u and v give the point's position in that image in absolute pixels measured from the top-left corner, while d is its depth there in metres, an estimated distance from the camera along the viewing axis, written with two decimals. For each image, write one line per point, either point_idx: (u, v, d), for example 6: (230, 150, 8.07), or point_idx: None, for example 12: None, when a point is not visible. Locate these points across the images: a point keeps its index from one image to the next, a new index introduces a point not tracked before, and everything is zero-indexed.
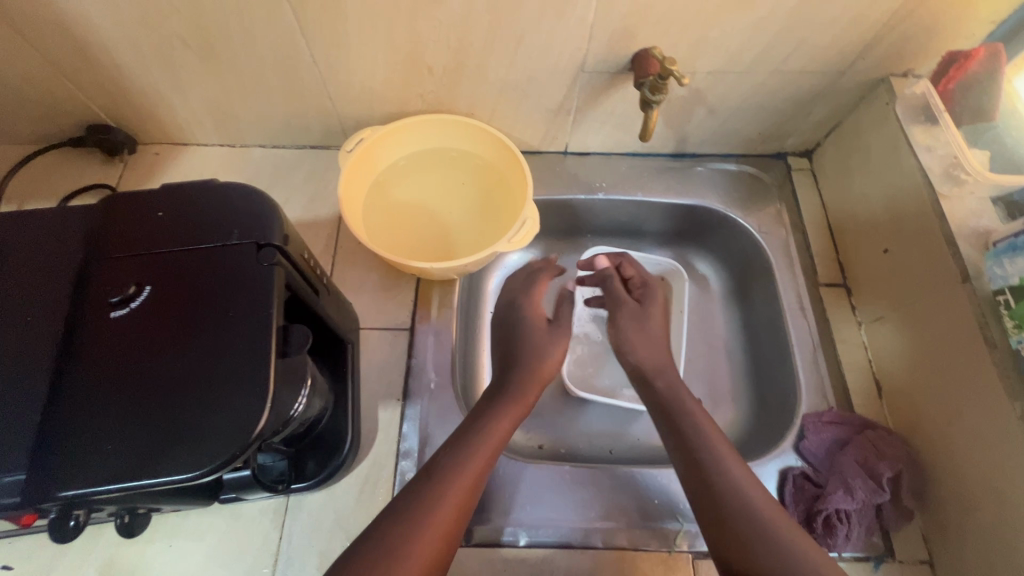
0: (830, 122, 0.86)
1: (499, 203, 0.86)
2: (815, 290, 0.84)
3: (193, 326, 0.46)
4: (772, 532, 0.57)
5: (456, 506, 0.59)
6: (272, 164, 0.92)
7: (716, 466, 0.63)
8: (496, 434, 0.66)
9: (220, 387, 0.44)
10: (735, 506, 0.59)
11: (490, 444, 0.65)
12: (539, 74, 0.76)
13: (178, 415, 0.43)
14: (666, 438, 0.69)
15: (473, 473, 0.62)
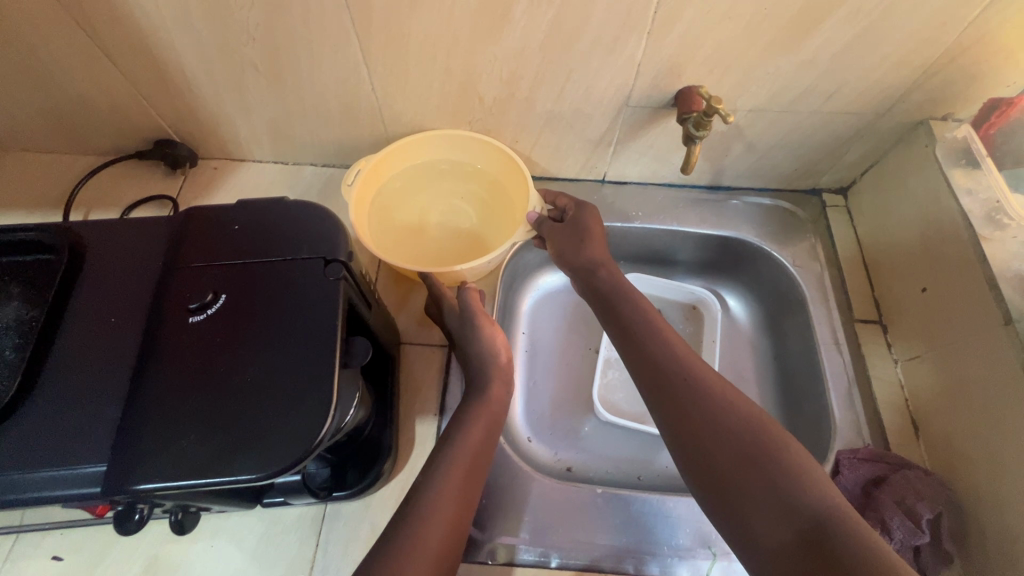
0: (867, 161, 0.88)
1: (497, 203, 0.90)
2: (849, 326, 0.84)
3: (263, 333, 0.49)
4: (732, 421, 0.58)
5: (457, 498, 0.59)
6: (323, 182, 0.96)
7: (693, 387, 0.61)
8: (473, 434, 0.65)
9: (288, 393, 0.47)
10: (693, 399, 0.60)
11: (472, 447, 0.63)
12: (585, 106, 0.79)
13: (247, 417, 0.46)
14: (619, 343, 0.70)
15: (460, 483, 0.60)
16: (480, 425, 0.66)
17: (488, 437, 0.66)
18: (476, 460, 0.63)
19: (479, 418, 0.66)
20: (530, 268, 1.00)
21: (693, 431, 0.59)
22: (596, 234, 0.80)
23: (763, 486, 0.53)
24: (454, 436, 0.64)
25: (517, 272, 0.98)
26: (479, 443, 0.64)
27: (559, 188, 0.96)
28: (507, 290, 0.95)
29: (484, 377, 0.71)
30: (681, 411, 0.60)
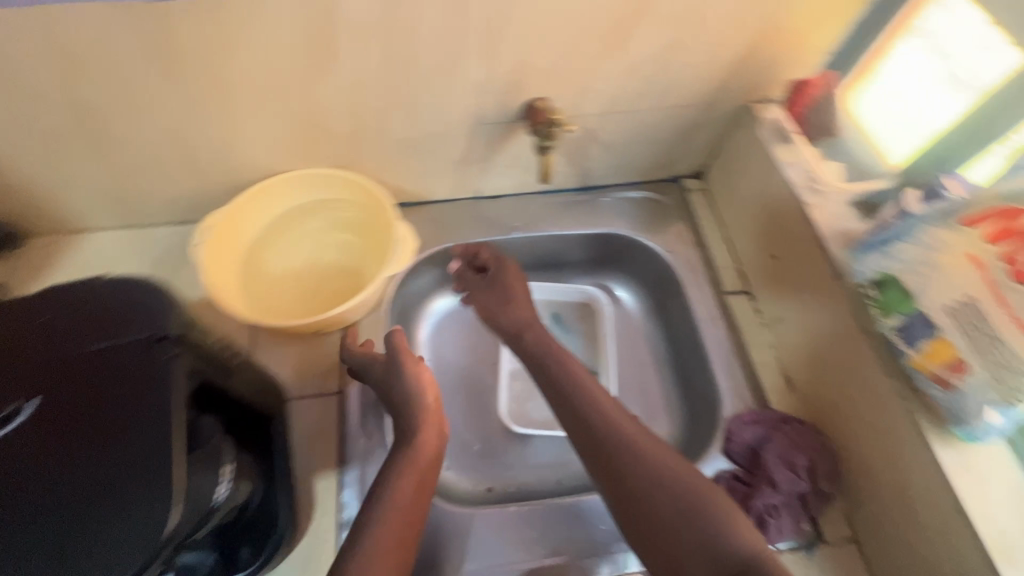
0: (712, 146, 0.95)
1: (368, 236, 0.88)
2: (722, 300, 0.90)
3: (93, 429, 0.44)
4: (670, 483, 0.60)
5: (393, 561, 0.56)
6: (180, 242, 0.88)
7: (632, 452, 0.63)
8: (403, 494, 0.60)
9: (131, 487, 0.42)
10: (634, 467, 0.62)
11: (402, 509, 0.59)
12: (439, 130, 0.79)
13: (83, 526, 0.41)
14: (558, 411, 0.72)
15: (392, 553, 0.56)
16: (411, 480, 0.62)
17: (421, 490, 0.62)
18: (409, 518, 0.59)
19: (409, 473, 0.62)
20: (423, 293, 0.98)
21: (634, 497, 0.61)
22: (518, 290, 0.88)
23: (694, 541, 0.56)
24: (378, 499, 0.59)
25: (408, 301, 0.95)
26: (410, 503, 0.60)
27: (436, 210, 0.95)
28: (399, 321, 0.93)
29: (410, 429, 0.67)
30: (618, 473, 0.62)
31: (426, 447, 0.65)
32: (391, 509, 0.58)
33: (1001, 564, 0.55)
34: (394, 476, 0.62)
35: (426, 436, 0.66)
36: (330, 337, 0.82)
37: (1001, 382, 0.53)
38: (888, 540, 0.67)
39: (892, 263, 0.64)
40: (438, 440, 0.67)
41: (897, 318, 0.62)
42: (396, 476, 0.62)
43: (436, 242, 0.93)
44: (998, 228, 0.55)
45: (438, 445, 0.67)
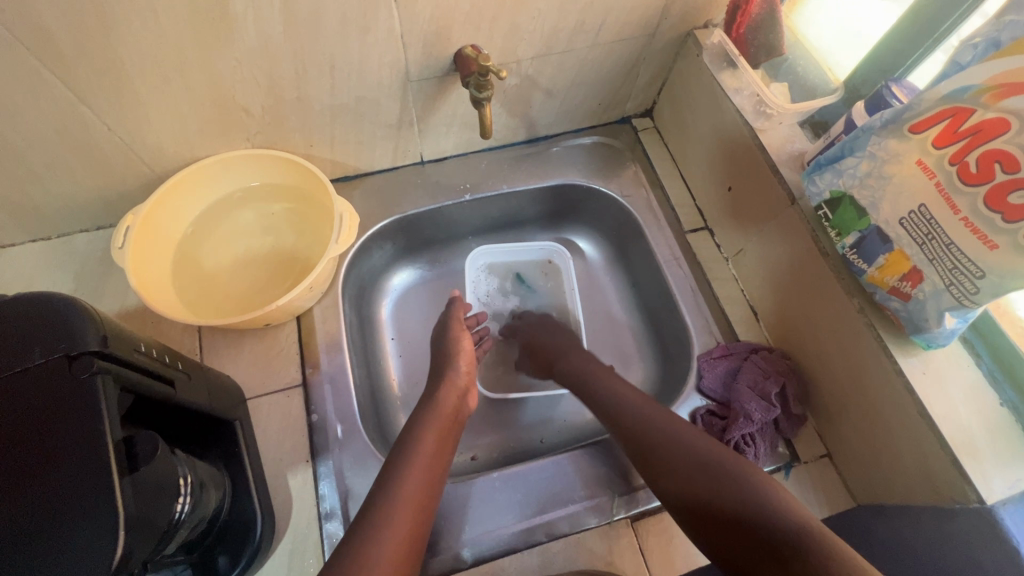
0: (658, 80, 0.91)
1: (309, 215, 0.83)
2: (683, 239, 0.89)
3: (22, 463, 0.40)
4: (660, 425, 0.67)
5: (420, 485, 0.59)
6: (102, 249, 0.80)
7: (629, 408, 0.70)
8: (427, 442, 0.64)
9: (74, 520, 0.39)
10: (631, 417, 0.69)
11: (429, 452, 0.63)
12: (367, 92, 0.73)
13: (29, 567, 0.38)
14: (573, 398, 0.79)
15: (422, 487, 0.59)
16: (433, 433, 0.66)
17: (444, 441, 0.66)
18: (435, 462, 0.63)
19: (429, 425, 0.67)
20: (380, 270, 0.93)
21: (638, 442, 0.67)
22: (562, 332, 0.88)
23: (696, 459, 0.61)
24: (402, 448, 0.63)
25: (366, 280, 0.91)
26: (435, 451, 0.64)
27: (380, 181, 0.90)
28: (358, 302, 0.88)
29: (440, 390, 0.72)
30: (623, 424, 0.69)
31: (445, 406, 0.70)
32: (413, 460, 0.61)
33: (965, 459, 0.56)
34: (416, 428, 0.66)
35: (447, 398, 0.72)
36: (284, 329, 0.78)
37: (956, 287, 0.53)
38: (859, 450, 0.69)
39: (844, 179, 0.62)
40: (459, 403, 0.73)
41: (854, 236, 0.62)
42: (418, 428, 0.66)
43: (384, 214, 0.88)
44: (945, 132, 0.51)
45: (458, 406, 0.72)
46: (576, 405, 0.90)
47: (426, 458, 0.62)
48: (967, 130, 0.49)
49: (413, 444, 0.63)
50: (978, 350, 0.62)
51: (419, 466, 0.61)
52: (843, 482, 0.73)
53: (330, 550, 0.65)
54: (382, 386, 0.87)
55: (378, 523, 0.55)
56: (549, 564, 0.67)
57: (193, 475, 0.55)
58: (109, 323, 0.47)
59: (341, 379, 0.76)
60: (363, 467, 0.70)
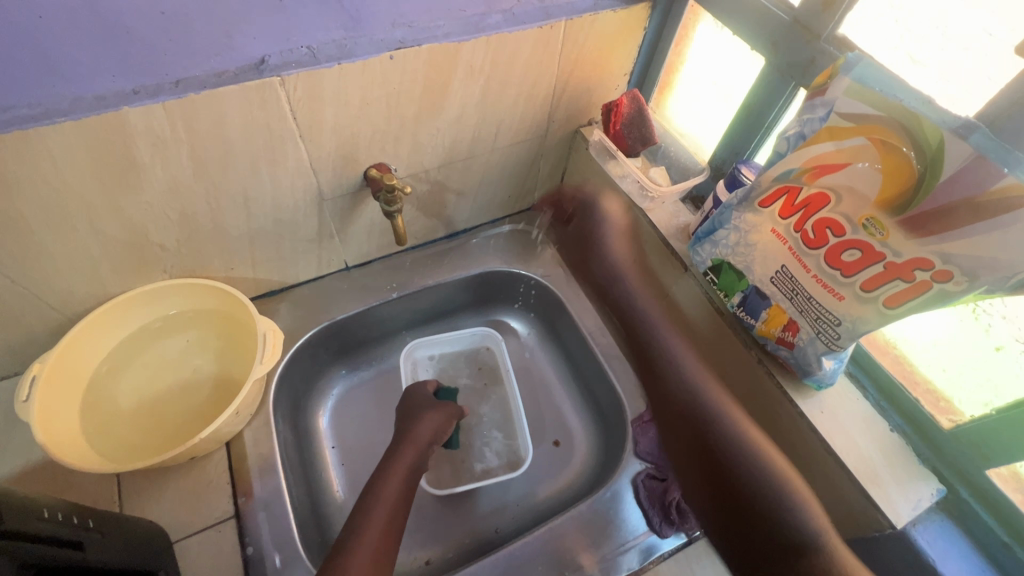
0: (559, 170, 1.01)
1: (235, 335, 0.83)
2: (602, 309, 0.95)
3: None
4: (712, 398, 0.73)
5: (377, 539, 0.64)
6: (6, 401, 0.76)
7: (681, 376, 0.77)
8: (385, 497, 0.69)
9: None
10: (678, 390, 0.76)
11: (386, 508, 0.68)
12: (284, 214, 0.77)
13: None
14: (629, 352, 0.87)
15: (379, 545, 0.64)
16: (393, 486, 0.71)
17: (402, 496, 0.72)
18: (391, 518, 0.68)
19: (378, 507, 0.68)
20: (314, 378, 0.93)
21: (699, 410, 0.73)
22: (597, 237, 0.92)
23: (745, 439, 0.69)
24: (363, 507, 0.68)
25: (300, 391, 0.90)
26: (394, 505, 0.69)
27: (307, 291, 0.91)
28: (292, 416, 0.87)
29: (409, 440, 0.78)
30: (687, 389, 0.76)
31: (394, 484, 0.72)
32: (358, 549, 0.62)
33: (873, 489, 0.61)
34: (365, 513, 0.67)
35: (400, 471, 0.74)
36: (212, 458, 0.75)
37: (824, 334, 0.61)
38: None
39: (720, 248, 0.70)
40: (416, 462, 0.76)
41: (738, 296, 0.70)
42: (367, 513, 0.67)
43: (312, 324, 0.89)
44: (785, 205, 0.60)
45: (419, 462, 0.77)
46: (527, 487, 0.90)
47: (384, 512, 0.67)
48: (801, 204, 0.59)
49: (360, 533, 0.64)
50: (865, 384, 0.69)
51: (364, 551, 0.62)
52: None
53: None
54: (324, 500, 0.84)
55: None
56: None
57: None
58: (4, 494, 0.45)
59: (277, 503, 0.73)
60: None
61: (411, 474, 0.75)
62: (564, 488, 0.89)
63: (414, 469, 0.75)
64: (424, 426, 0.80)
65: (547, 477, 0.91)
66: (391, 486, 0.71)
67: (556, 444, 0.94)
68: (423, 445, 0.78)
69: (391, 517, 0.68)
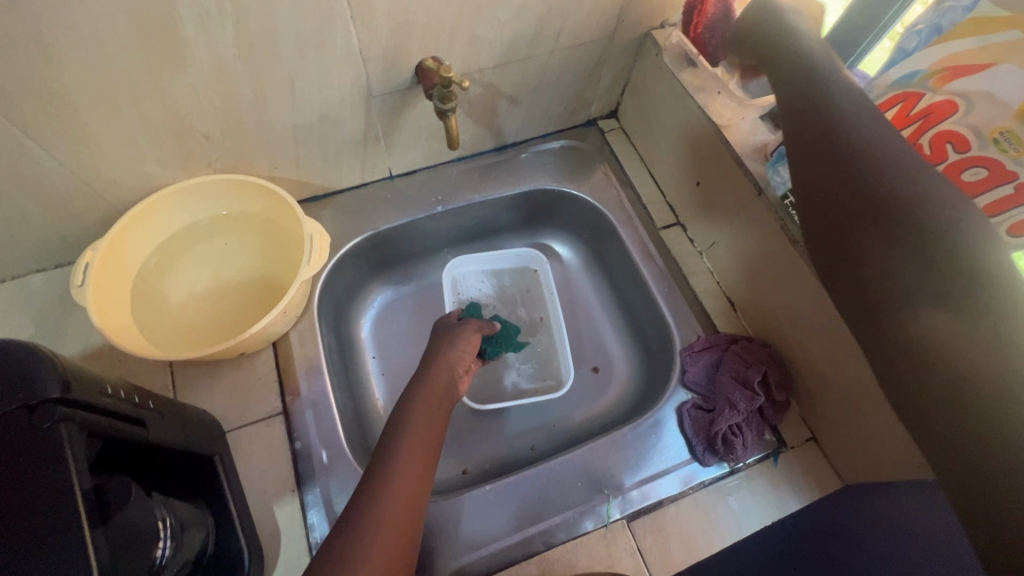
0: (620, 81, 0.92)
1: (280, 238, 0.81)
2: (656, 236, 0.90)
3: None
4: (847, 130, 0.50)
5: (415, 459, 0.59)
6: (62, 288, 0.77)
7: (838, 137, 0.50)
8: (416, 417, 0.64)
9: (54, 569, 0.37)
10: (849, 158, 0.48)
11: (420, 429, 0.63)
12: (330, 110, 0.72)
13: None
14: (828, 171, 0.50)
15: (416, 465, 0.59)
16: (423, 409, 0.66)
17: (433, 419, 0.66)
18: (426, 439, 0.63)
19: (414, 430, 0.63)
20: (355, 287, 0.91)
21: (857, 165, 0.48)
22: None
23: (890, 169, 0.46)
24: (394, 427, 0.64)
25: (342, 299, 0.89)
26: (427, 425, 0.64)
27: (349, 198, 0.88)
28: (335, 324, 0.87)
29: (436, 366, 0.73)
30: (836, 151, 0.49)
31: (423, 409, 0.66)
32: (398, 473, 0.57)
33: None
34: (401, 434, 0.62)
35: (427, 396, 0.68)
36: (260, 357, 0.76)
37: None
38: (841, 431, 0.71)
39: None
40: (448, 385, 0.72)
41: None
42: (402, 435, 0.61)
43: (355, 232, 0.86)
44: (899, 115, 0.52)
45: (448, 386, 0.72)
46: (564, 409, 0.90)
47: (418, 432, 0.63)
48: (918, 113, 0.51)
49: (399, 453, 0.59)
50: None
51: (407, 471, 0.58)
52: (830, 465, 0.74)
53: None
54: (366, 406, 0.85)
55: (369, 511, 0.53)
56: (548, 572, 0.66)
57: (171, 517, 0.53)
58: (70, 367, 0.45)
59: (323, 402, 0.74)
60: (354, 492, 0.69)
61: (443, 400, 0.70)
62: (601, 413, 0.89)
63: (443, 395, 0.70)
64: (452, 354, 0.76)
65: (585, 401, 0.90)
66: (421, 411, 0.66)
67: (595, 370, 0.93)
68: (451, 370, 0.74)
69: (426, 441, 0.62)
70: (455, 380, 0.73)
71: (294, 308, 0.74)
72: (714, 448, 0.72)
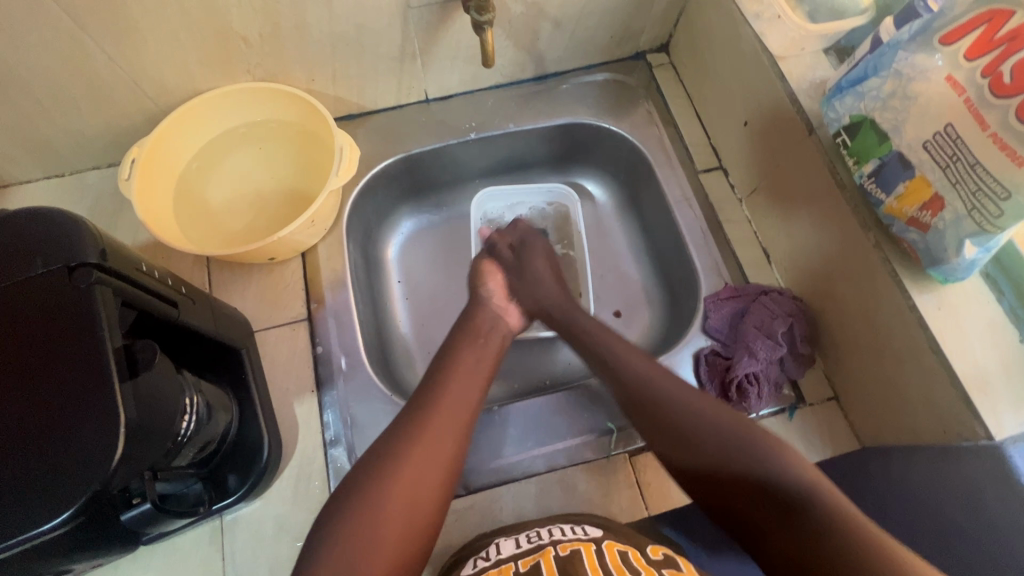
0: (675, 10, 0.86)
1: (314, 151, 0.82)
2: (695, 179, 0.86)
3: (36, 362, 0.42)
4: None
5: (458, 392, 0.64)
6: (114, 185, 0.82)
7: None
8: (465, 357, 0.69)
9: (73, 425, 0.40)
10: None
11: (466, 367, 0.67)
12: (367, 20, 0.71)
13: (34, 463, 0.39)
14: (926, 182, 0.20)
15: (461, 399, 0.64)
16: (470, 345, 0.70)
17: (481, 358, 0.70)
18: (470, 373, 0.67)
19: (454, 378, 0.65)
20: (385, 211, 0.92)
21: None
22: None
23: None
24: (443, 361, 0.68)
25: (371, 221, 0.90)
26: (474, 361, 0.69)
27: (385, 119, 0.88)
28: (363, 243, 0.88)
29: (478, 315, 0.76)
30: None
31: (467, 358, 0.69)
32: (441, 404, 0.62)
33: (977, 397, 0.54)
34: (439, 383, 0.65)
35: (470, 344, 0.71)
36: (290, 265, 0.79)
37: (979, 211, 0.50)
38: (867, 390, 0.68)
39: (865, 102, 0.58)
40: (494, 324, 0.75)
41: (873, 163, 0.58)
42: (440, 382, 0.65)
43: (388, 153, 0.86)
44: (979, 40, 0.48)
45: (496, 326, 0.75)
46: None
47: (465, 368, 0.67)
48: (1004, 37, 0.46)
49: (431, 402, 0.62)
50: (1002, 287, 0.58)
51: (437, 418, 0.61)
52: (847, 424, 0.72)
53: (334, 475, 0.68)
54: (387, 325, 0.88)
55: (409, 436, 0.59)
56: (546, 491, 0.68)
57: (197, 396, 0.58)
58: (107, 241, 0.48)
59: (345, 314, 0.76)
60: (366, 398, 0.72)
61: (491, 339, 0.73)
62: None
63: (489, 344, 0.72)
64: (485, 295, 0.78)
65: None
66: (462, 360, 0.68)
67: (617, 314, 0.91)
68: (493, 316, 0.76)
69: (466, 391, 0.65)
70: (500, 325, 0.76)
71: (321, 220, 0.76)
72: (727, 395, 0.71)
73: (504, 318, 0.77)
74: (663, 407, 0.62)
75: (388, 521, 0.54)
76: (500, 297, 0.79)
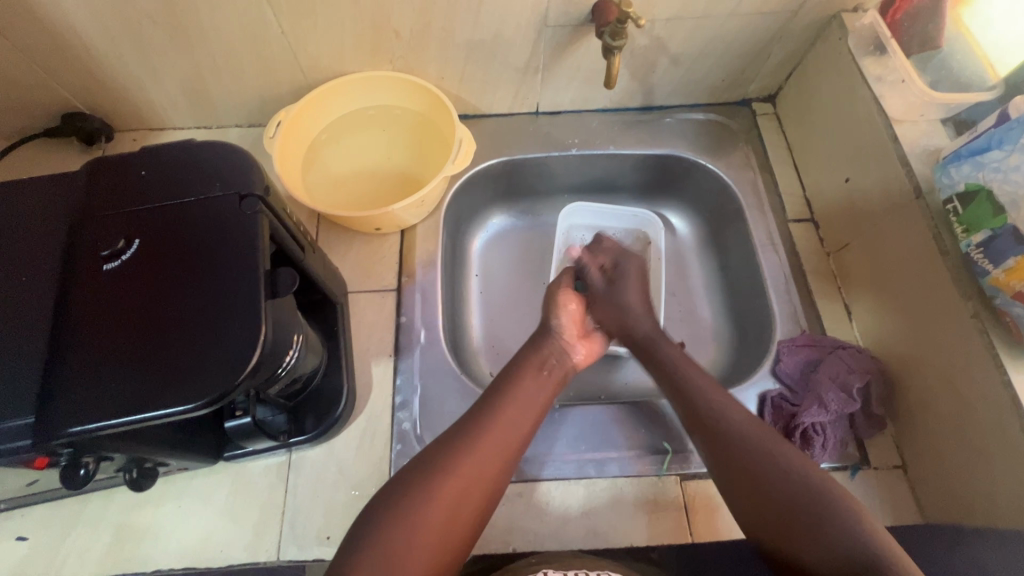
0: (790, 63, 0.89)
1: (430, 142, 0.90)
2: (784, 226, 0.87)
3: (197, 271, 0.49)
4: None
5: (521, 404, 0.65)
6: (251, 143, 0.92)
7: None
8: (528, 372, 0.69)
9: (202, 330, 0.46)
10: None
11: (528, 385, 0.67)
12: (505, 32, 0.78)
13: (163, 357, 0.45)
14: None
15: (521, 414, 0.64)
16: (537, 361, 0.71)
17: (544, 378, 0.69)
18: (533, 391, 0.67)
19: (512, 400, 0.65)
20: (478, 207, 0.98)
21: None
22: None
23: None
24: (508, 372, 0.69)
25: (464, 213, 0.96)
26: (538, 379, 0.69)
27: (494, 123, 0.95)
28: (454, 232, 0.94)
29: (545, 338, 0.75)
30: None
31: (529, 380, 0.68)
32: (502, 414, 0.63)
33: None
34: (500, 399, 0.65)
35: (531, 370, 0.70)
36: (389, 239, 0.85)
37: None
38: (940, 465, 0.66)
39: (984, 172, 0.59)
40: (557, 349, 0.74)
41: (984, 234, 0.59)
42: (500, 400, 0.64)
43: (493, 154, 0.93)
44: None
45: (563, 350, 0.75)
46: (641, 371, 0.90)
47: (529, 384, 0.67)
48: None
49: (487, 417, 0.62)
50: None
51: (497, 428, 0.61)
52: (912, 496, 0.69)
53: (397, 437, 0.72)
54: (461, 313, 0.92)
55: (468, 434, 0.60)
56: (592, 496, 0.70)
57: (304, 336, 0.64)
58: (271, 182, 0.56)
59: (432, 291, 0.81)
60: (437, 372, 0.76)
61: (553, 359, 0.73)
62: None
63: (551, 366, 0.71)
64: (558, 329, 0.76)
65: None
66: (527, 377, 0.68)
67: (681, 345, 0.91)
68: (559, 348, 0.74)
69: (524, 411, 0.65)
70: (563, 356, 0.74)
71: (427, 202, 0.82)
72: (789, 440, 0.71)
73: (570, 354, 0.75)
74: (723, 449, 0.60)
75: (428, 520, 0.54)
76: (571, 331, 0.77)
